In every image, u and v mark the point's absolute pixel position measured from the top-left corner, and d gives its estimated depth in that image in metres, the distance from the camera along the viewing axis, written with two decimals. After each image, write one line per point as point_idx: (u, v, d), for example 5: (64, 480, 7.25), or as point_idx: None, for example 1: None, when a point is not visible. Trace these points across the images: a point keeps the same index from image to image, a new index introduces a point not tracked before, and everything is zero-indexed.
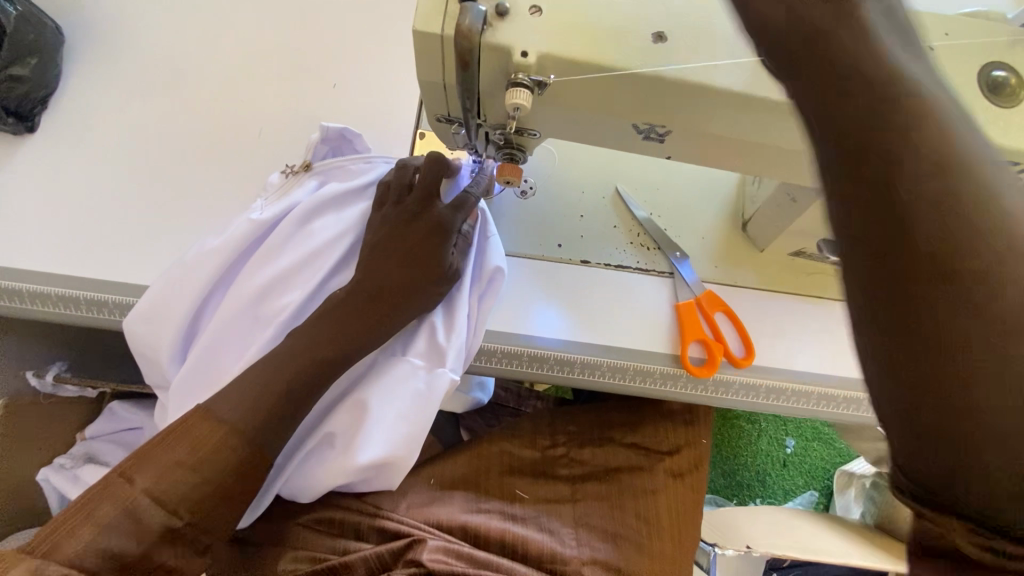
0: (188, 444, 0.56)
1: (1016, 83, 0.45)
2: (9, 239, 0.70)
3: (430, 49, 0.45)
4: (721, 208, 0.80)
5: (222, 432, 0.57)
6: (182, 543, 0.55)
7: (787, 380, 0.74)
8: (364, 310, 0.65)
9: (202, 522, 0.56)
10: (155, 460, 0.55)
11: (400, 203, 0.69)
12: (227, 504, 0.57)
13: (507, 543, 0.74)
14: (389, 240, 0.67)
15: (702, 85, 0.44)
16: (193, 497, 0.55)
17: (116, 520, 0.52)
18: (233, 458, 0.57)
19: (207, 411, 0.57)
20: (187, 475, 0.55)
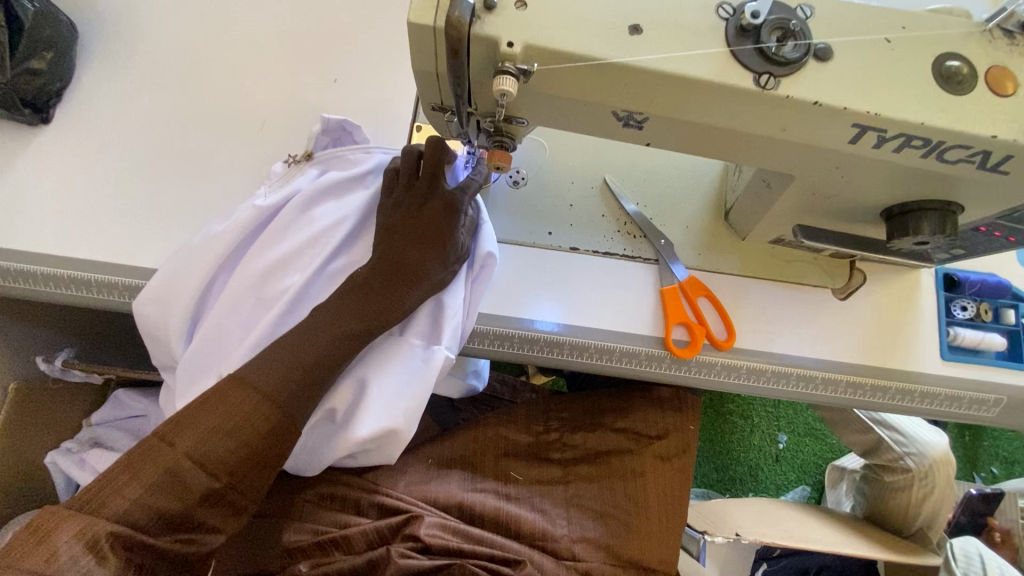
0: (225, 410, 0.59)
1: (968, 72, 0.49)
2: (27, 225, 0.74)
3: (423, 40, 0.48)
4: (706, 199, 0.83)
5: (255, 399, 0.60)
6: (220, 504, 0.59)
7: (766, 362, 0.77)
8: (374, 290, 0.68)
9: (239, 485, 0.59)
10: (194, 425, 0.58)
11: (410, 186, 0.72)
12: (261, 469, 0.60)
13: (500, 520, 0.77)
14: (403, 222, 0.72)
15: (675, 74, 0.48)
16: (229, 461, 0.58)
17: (161, 480, 0.55)
18: (266, 425, 0.60)
19: (242, 380, 0.60)
20: (225, 440, 0.58)
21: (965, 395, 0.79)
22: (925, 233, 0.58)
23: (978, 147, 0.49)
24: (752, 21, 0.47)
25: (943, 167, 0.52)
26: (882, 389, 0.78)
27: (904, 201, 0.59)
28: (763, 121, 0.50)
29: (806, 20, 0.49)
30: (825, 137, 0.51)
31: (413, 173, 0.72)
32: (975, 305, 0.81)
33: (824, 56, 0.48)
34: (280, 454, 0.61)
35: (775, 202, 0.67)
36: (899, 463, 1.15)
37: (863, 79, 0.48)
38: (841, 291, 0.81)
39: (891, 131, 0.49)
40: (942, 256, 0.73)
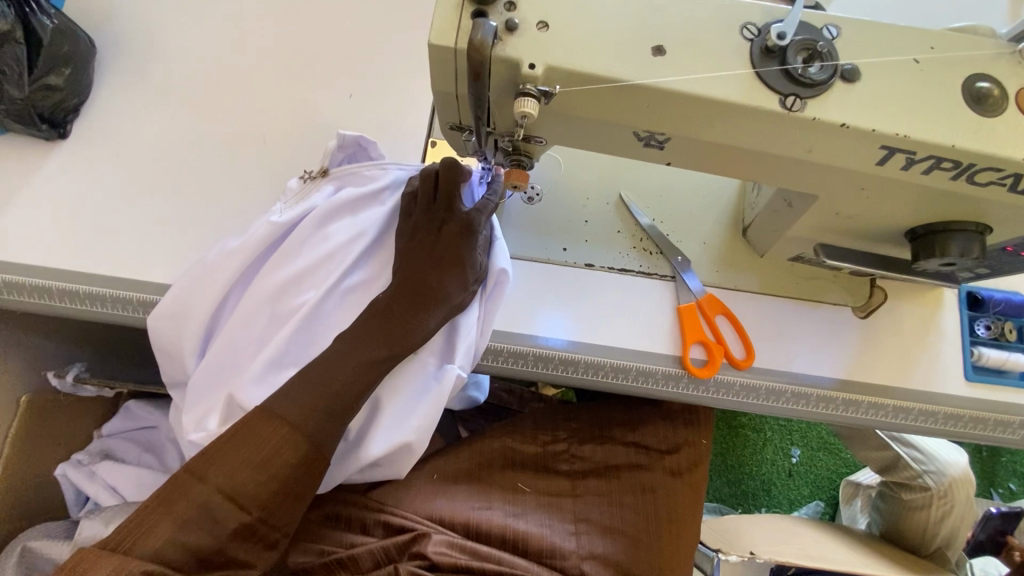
0: (253, 445, 0.61)
1: (999, 94, 0.48)
2: (43, 240, 0.74)
3: (444, 61, 0.48)
4: (723, 216, 0.82)
5: (282, 431, 0.62)
6: (251, 538, 0.61)
7: (784, 382, 0.76)
8: (390, 311, 0.68)
9: (268, 518, 0.62)
10: (223, 461, 0.60)
11: (428, 210, 0.72)
12: (288, 501, 0.63)
13: (508, 538, 0.76)
14: (420, 247, 0.72)
15: (700, 95, 0.47)
16: (259, 494, 0.60)
17: (193, 515, 0.58)
18: (294, 457, 0.62)
19: (268, 412, 0.62)
20: (254, 475, 0.60)
21: (989, 417, 0.77)
22: (952, 255, 0.57)
23: (1010, 169, 0.48)
24: (778, 42, 0.46)
25: (973, 189, 0.51)
26: (905, 410, 0.77)
27: (930, 221, 0.58)
28: (787, 142, 0.49)
29: (832, 41, 0.48)
30: (851, 159, 0.50)
31: (429, 196, 0.72)
32: (998, 324, 0.80)
33: (851, 77, 0.47)
34: (306, 484, 0.64)
35: (795, 220, 0.66)
36: (918, 482, 1.11)
37: (891, 101, 0.47)
38: (861, 309, 0.79)
39: (920, 153, 0.48)
40: (965, 275, 0.71)
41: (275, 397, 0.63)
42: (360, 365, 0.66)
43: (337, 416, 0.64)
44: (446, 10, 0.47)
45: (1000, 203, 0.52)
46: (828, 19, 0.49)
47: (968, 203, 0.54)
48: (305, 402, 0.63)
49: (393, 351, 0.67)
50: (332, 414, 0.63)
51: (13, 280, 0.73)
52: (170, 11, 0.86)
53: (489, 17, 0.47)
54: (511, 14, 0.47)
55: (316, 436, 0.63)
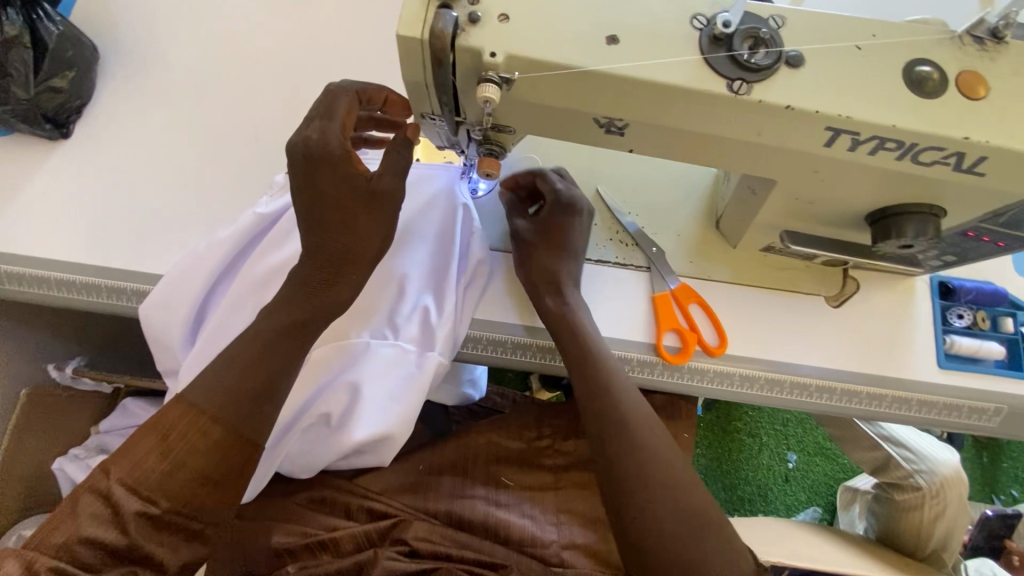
0: (160, 431, 0.55)
1: (938, 77, 0.50)
2: (44, 234, 0.78)
3: (411, 52, 0.51)
4: (699, 209, 0.84)
5: (191, 416, 0.55)
6: (169, 531, 0.54)
7: (757, 369, 0.77)
8: (304, 281, 0.61)
9: (185, 509, 0.54)
10: (131, 451, 0.54)
11: (320, 159, 0.57)
12: (207, 489, 0.55)
13: (489, 526, 0.77)
14: (325, 209, 0.59)
15: (652, 80, 0.50)
16: (169, 484, 0.53)
17: (97, 508, 0.52)
18: (206, 441, 0.55)
19: (179, 396, 0.56)
20: (161, 463, 0.53)
21: (963, 404, 0.78)
22: (908, 236, 0.59)
23: (951, 148, 0.50)
24: (724, 30, 0.50)
25: (919, 170, 0.53)
26: (878, 397, 0.78)
27: (886, 204, 0.60)
28: (738, 125, 0.52)
29: (777, 29, 0.51)
30: (800, 140, 0.52)
31: (315, 138, 0.58)
32: (971, 313, 0.81)
33: (795, 63, 0.50)
34: (228, 471, 0.56)
35: (761, 208, 0.68)
36: (909, 480, 1.11)
37: (833, 84, 0.50)
38: (834, 298, 0.81)
39: (863, 134, 0.51)
40: (933, 261, 0.73)
41: (190, 383, 0.57)
42: (292, 332, 0.60)
43: (254, 402, 0.57)
44: (413, 3, 0.50)
45: (949, 184, 0.54)
46: (773, 9, 0.52)
47: (918, 186, 0.56)
48: (216, 386, 0.56)
49: (308, 315, 0.61)
50: (242, 398, 0.56)
51: (16, 271, 0.77)
52: (169, 19, 0.90)
53: (453, 9, 0.50)
54: (474, 7, 0.50)
55: (222, 415, 0.55)
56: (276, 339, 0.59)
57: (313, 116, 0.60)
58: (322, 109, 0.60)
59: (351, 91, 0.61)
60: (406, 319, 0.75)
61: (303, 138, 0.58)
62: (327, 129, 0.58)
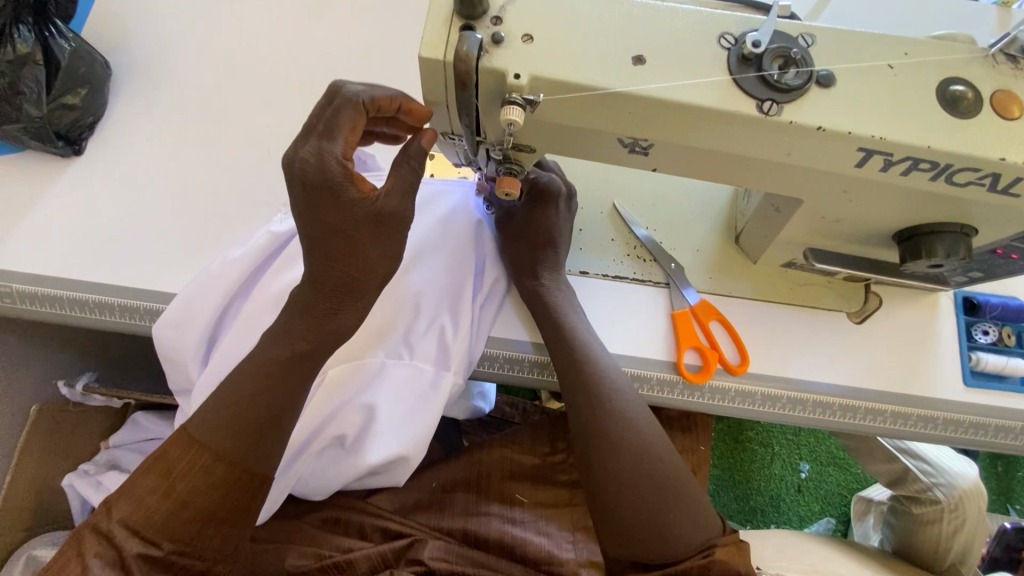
0: (159, 469, 0.56)
1: (973, 97, 0.49)
2: (57, 252, 0.77)
3: (433, 74, 0.50)
4: (716, 223, 0.83)
5: (192, 451, 0.56)
6: (172, 569, 0.55)
7: (778, 388, 0.76)
8: (302, 306, 0.59)
9: (187, 549, 0.55)
10: (132, 491, 0.55)
11: (318, 185, 0.53)
12: (208, 528, 0.56)
13: (506, 544, 0.76)
14: (327, 237, 0.55)
15: (680, 101, 0.49)
16: (169, 524, 0.54)
17: (100, 550, 0.53)
18: (207, 479, 0.55)
19: (179, 431, 0.58)
20: (161, 502, 0.54)
21: (989, 422, 0.76)
22: (938, 256, 0.58)
23: (987, 169, 0.49)
24: (754, 50, 0.48)
25: (951, 190, 0.52)
26: (902, 415, 0.76)
27: (915, 223, 0.59)
28: (767, 146, 0.51)
29: (807, 48, 0.50)
30: (831, 161, 0.51)
31: (313, 162, 0.53)
32: (996, 329, 0.79)
33: (826, 82, 0.49)
34: (229, 508, 0.56)
35: (784, 225, 0.66)
36: (928, 495, 1.09)
37: (865, 104, 0.49)
38: (856, 314, 0.80)
39: (896, 155, 0.49)
40: (958, 278, 0.72)
41: (195, 415, 0.58)
42: (298, 360, 0.59)
43: (253, 435, 0.57)
44: (436, 25, 0.50)
45: (982, 204, 0.53)
46: (803, 28, 0.51)
47: (949, 205, 0.54)
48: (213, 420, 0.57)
49: (313, 345, 0.59)
50: (243, 433, 0.57)
51: (27, 289, 0.76)
52: (181, 33, 0.90)
53: (476, 31, 0.49)
54: (497, 28, 0.50)
55: (222, 450, 0.56)
56: (278, 369, 0.58)
57: (314, 131, 0.54)
58: (325, 123, 0.53)
59: (361, 102, 0.53)
60: (421, 337, 0.74)
61: (300, 158, 0.53)
62: (327, 151, 0.53)
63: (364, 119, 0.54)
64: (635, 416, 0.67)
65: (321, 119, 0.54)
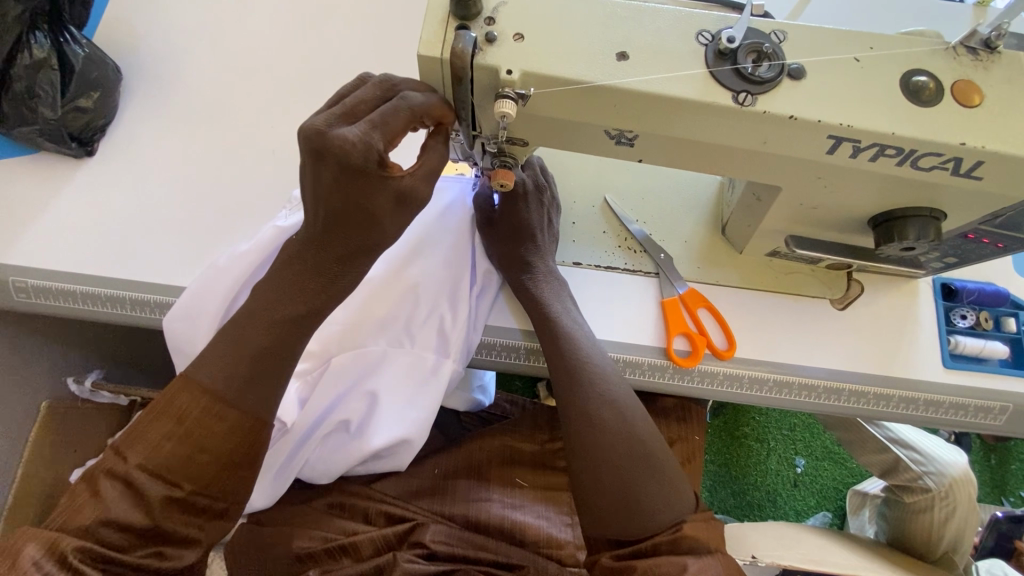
0: (173, 415, 0.56)
1: (934, 86, 0.53)
2: (71, 250, 0.80)
3: (432, 71, 0.54)
4: (704, 216, 0.87)
5: (203, 399, 0.57)
6: (193, 510, 0.57)
7: (764, 371, 0.79)
8: (306, 267, 0.59)
9: (206, 491, 0.57)
10: (145, 436, 0.56)
11: (354, 172, 0.51)
12: (226, 472, 0.57)
13: (505, 527, 0.78)
14: (348, 209, 0.54)
15: (662, 93, 0.52)
16: (188, 467, 0.56)
17: (118, 492, 0.54)
18: (222, 425, 0.57)
19: (186, 379, 0.58)
20: (178, 447, 0.55)
21: (970, 403, 0.79)
22: (910, 239, 0.61)
23: (949, 154, 0.52)
24: (729, 46, 0.52)
25: (917, 175, 0.55)
26: (885, 397, 0.79)
27: (889, 209, 0.62)
28: (744, 135, 0.54)
29: (779, 43, 0.53)
30: (804, 149, 0.55)
31: (354, 150, 0.50)
32: (975, 313, 0.82)
33: (797, 75, 0.52)
34: (245, 453, 0.58)
35: (766, 214, 0.70)
36: (919, 482, 1.11)
37: (834, 94, 0.52)
38: (839, 301, 0.83)
39: (865, 142, 0.53)
40: (935, 263, 0.75)
41: (195, 363, 0.58)
42: (305, 319, 0.60)
43: (262, 380, 0.58)
44: (433, 25, 0.53)
45: (948, 187, 0.56)
46: (775, 25, 0.54)
47: (917, 190, 0.58)
48: (223, 369, 0.57)
49: (310, 306, 0.59)
50: (254, 376, 0.58)
51: (43, 285, 0.79)
52: (188, 39, 0.93)
53: (470, 30, 0.53)
54: (490, 27, 0.53)
55: (231, 397, 0.57)
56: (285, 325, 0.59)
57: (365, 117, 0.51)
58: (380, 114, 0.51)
59: (421, 111, 0.52)
60: (421, 326, 0.77)
61: (341, 138, 0.49)
62: (372, 140, 0.50)
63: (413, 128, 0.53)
64: (620, 402, 0.70)
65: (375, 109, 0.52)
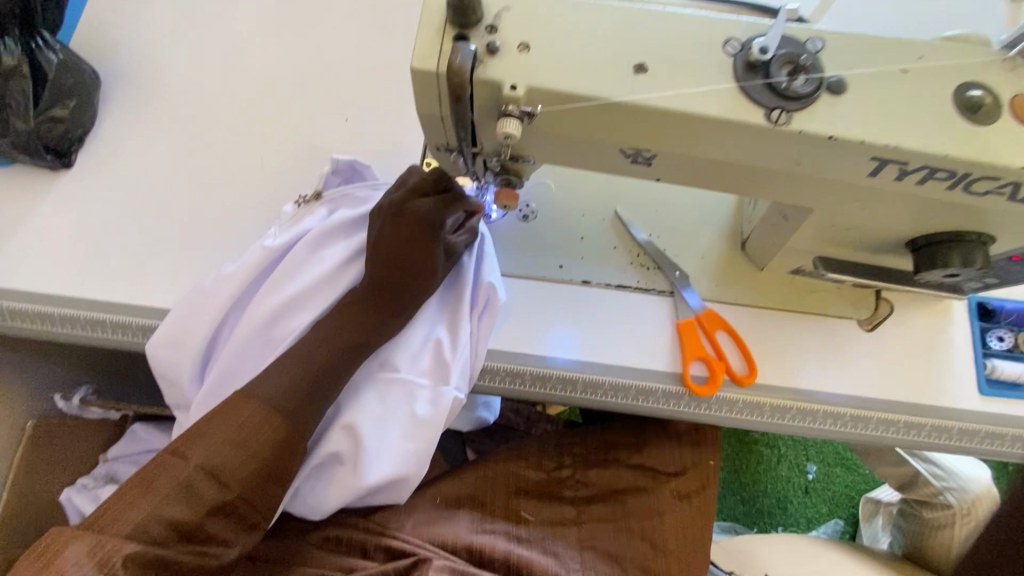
0: (233, 423, 0.60)
1: (991, 102, 0.47)
2: (50, 269, 0.75)
3: (428, 86, 0.48)
4: (720, 229, 0.81)
5: (263, 410, 0.61)
6: (232, 516, 0.60)
7: (787, 399, 0.74)
8: (365, 310, 0.69)
9: (250, 497, 0.60)
10: (204, 439, 0.59)
11: (421, 232, 0.68)
12: (269, 481, 0.61)
13: (512, 564, 0.73)
14: (397, 261, 0.69)
15: (685, 111, 0.47)
16: (242, 471, 0.59)
17: (174, 490, 0.56)
18: (278, 436, 0.61)
19: (249, 395, 0.62)
20: (237, 453, 0.59)
21: (1005, 432, 0.74)
22: (954, 266, 0.56)
23: (1007, 178, 0.47)
24: (761, 56, 0.46)
25: (969, 199, 0.50)
26: (918, 426, 0.74)
27: (931, 232, 0.56)
28: (776, 156, 0.49)
29: (817, 53, 0.48)
30: (842, 172, 0.49)
31: (425, 214, 0.67)
32: (1011, 335, 0.77)
33: (837, 89, 0.47)
34: (287, 465, 0.62)
35: (791, 233, 0.64)
36: (938, 499, 1.06)
37: (877, 111, 0.47)
38: (867, 322, 0.77)
39: (912, 164, 0.47)
40: (974, 285, 0.69)
41: (256, 381, 0.63)
42: (363, 349, 0.68)
43: (316, 402, 0.64)
44: (429, 34, 0.48)
45: (1002, 212, 0.50)
46: (811, 31, 0.48)
47: (966, 214, 0.52)
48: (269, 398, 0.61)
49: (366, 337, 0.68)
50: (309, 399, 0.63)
51: (20, 308, 0.74)
52: (171, 40, 0.88)
53: (470, 40, 0.47)
54: (492, 36, 0.47)
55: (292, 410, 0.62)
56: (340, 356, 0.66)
57: (404, 186, 0.69)
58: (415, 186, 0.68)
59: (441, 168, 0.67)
60: (416, 352, 0.73)
61: (390, 202, 0.69)
62: (406, 201, 0.68)
63: (433, 178, 0.68)
64: None
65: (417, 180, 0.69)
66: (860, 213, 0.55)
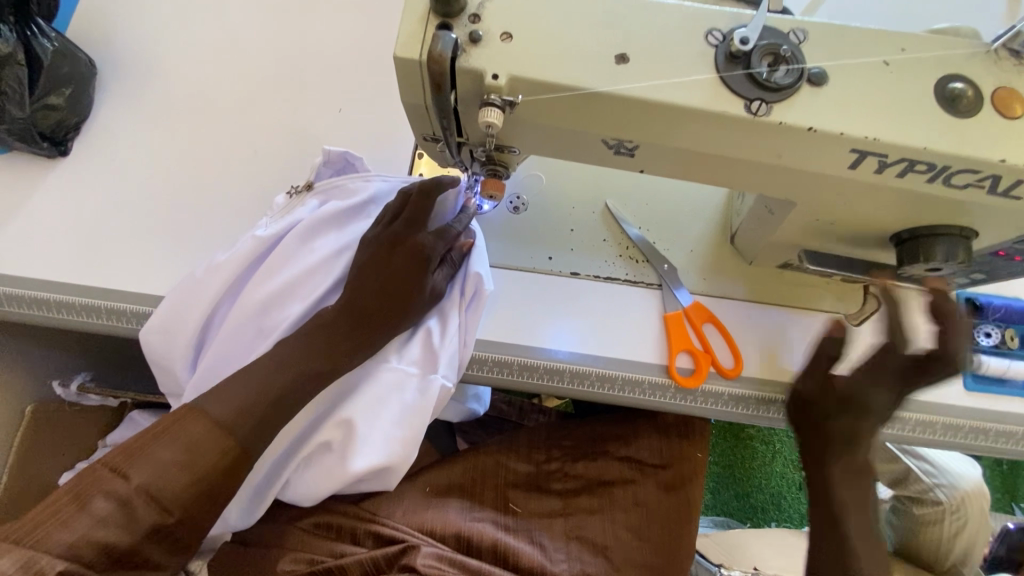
0: (181, 442, 0.55)
1: (972, 95, 0.47)
2: (47, 256, 0.76)
3: (411, 75, 0.49)
4: (710, 223, 0.82)
5: (219, 428, 0.57)
6: (166, 541, 0.54)
7: (774, 392, 0.73)
8: (342, 327, 0.67)
9: (193, 520, 0.55)
10: (149, 456, 0.54)
11: (417, 258, 0.70)
12: (216, 503, 0.56)
13: (499, 552, 0.73)
14: (388, 283, 0.69)
15: (666, 102, 0.47)
16: (189, 493, 0.54)
17: (109, 511, 0.50)
18: (228, 457, 0.56)
19: (201, 411, 0.57)
20: (184, 473, 0.54)
21: (990, 428, 0.74)
22: (936, 259, 0.56)
23: (986, 171, 0.47)
24: (742, 47, 0.46)
25: (950, 192, 0.50)
26: (902, 420, 0.74)
27: (914, 225, 0.56)
28: (757, 148, 0.49)
29: (799, 45, 0.48)
30: (823, 164, 0.49)
31: (425, 245, 0.71)
32: (1000, 331, 0.77)
33: (817, 81, 0.47)
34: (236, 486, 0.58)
35: (777, 227, 0.65)
36: (929, 495, 1.06)
37: (859, 103, 0.47)
38: (855, 317, 0.77)
39: (892, 156, 0.47)
40: (960, 280, 0.70)
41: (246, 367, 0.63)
42: (354, 335, 0.66)
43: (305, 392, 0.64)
44: (412, 23, 0.48)
45: (985, 204, 0.50)
46: (794, 23, 0.48)
47: (947, 209, 0.52)
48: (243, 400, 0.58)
49: (355, 321, 0.67)
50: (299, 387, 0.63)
51: (14, 292, 0.74)
52: (168, 30, 0.89)
53: (453, 29, 0.48)
54: (475, 26, 0.48)
55: (279, 396, 0.61)
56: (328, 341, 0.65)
57: (399, 217, 0.72)
58: (410, 216, 0.71)
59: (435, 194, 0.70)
60: (406, 343, 0.73)
61: (387, 233, 0.72)
62: (403, 232, 0.71)
63: (428, 207, 0.71)
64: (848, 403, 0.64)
65: (411, 209, 0.71)
66: (843, 206, 0.55)
